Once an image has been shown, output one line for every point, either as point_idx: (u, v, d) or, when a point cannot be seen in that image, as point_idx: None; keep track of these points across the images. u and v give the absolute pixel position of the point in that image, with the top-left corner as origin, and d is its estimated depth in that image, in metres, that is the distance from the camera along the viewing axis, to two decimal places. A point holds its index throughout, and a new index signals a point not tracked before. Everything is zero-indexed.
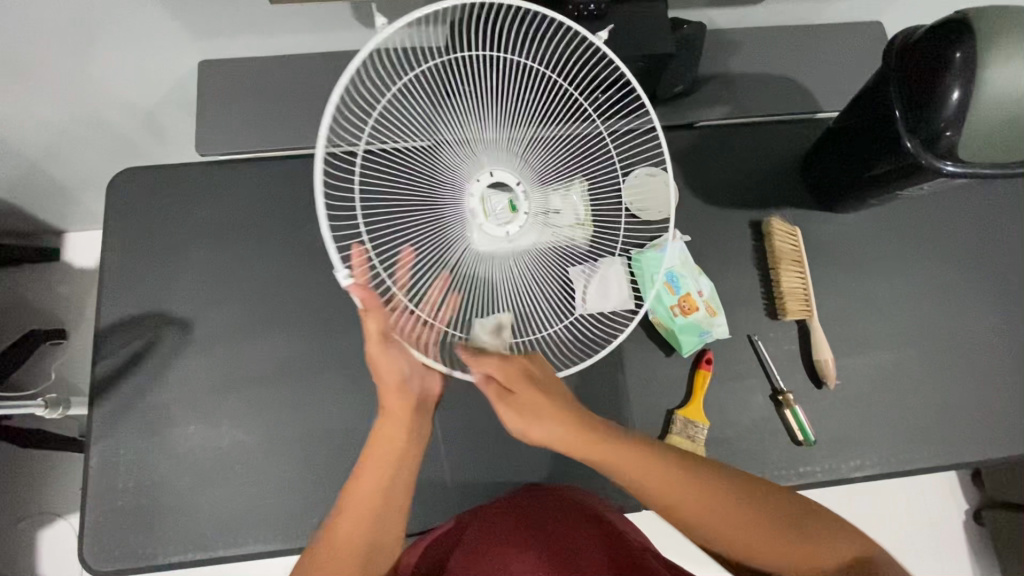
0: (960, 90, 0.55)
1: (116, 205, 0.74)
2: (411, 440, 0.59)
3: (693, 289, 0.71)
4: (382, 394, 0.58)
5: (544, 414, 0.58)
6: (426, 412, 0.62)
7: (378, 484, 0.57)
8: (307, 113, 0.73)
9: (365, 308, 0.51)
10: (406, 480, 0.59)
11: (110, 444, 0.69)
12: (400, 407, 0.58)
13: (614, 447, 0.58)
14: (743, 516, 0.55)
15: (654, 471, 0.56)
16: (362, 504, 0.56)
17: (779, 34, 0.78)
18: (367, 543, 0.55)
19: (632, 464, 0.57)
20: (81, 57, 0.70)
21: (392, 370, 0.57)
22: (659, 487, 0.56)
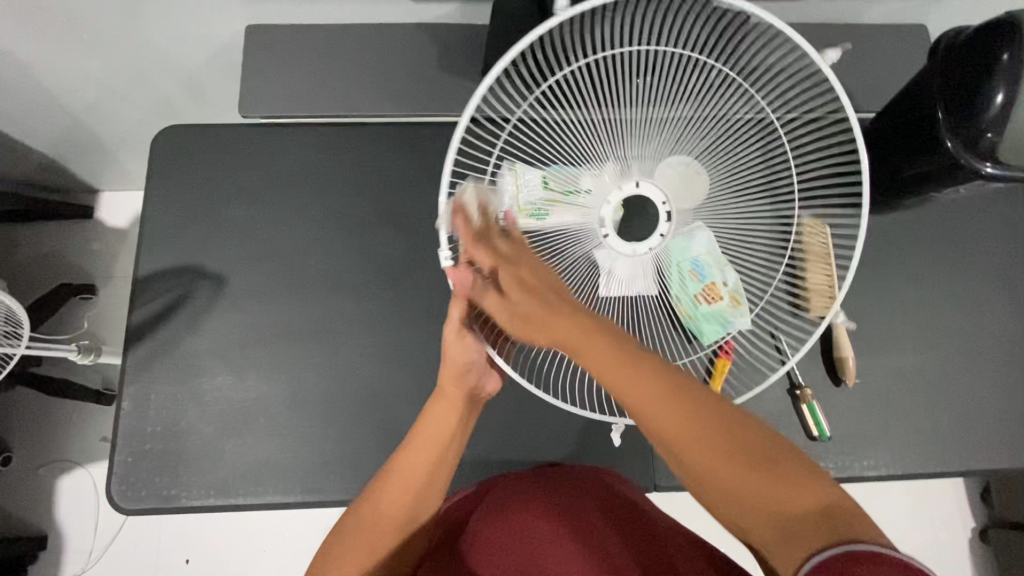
0: (1004, 92, 0.55)
1: (160, 160, 0.76)
2: (461, 423, 0.58)
3: (719, 279, 0.61)
4: (442, 377, 0.58)
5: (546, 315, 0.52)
6: (479, 405, 0.61)
7: (422, 464, 0.56)
8: (349, 81, 0.75)
9: (455, 294, 0.54)
10: (450, 464, 0.58)
11: (142, 389, 0.71)
12: (457, 394, 0.58)
13: (613, 356, 0.49)
14: (736, 467, 0.44)
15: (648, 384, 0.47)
16: (406, 481, 0.55)
17: (822, 31, 0.77)
18: (405, 518, 0.55)
19: (631, 384, 0.47)
20: (136, 14, 0.72)
21: (462, 358, 0.56)
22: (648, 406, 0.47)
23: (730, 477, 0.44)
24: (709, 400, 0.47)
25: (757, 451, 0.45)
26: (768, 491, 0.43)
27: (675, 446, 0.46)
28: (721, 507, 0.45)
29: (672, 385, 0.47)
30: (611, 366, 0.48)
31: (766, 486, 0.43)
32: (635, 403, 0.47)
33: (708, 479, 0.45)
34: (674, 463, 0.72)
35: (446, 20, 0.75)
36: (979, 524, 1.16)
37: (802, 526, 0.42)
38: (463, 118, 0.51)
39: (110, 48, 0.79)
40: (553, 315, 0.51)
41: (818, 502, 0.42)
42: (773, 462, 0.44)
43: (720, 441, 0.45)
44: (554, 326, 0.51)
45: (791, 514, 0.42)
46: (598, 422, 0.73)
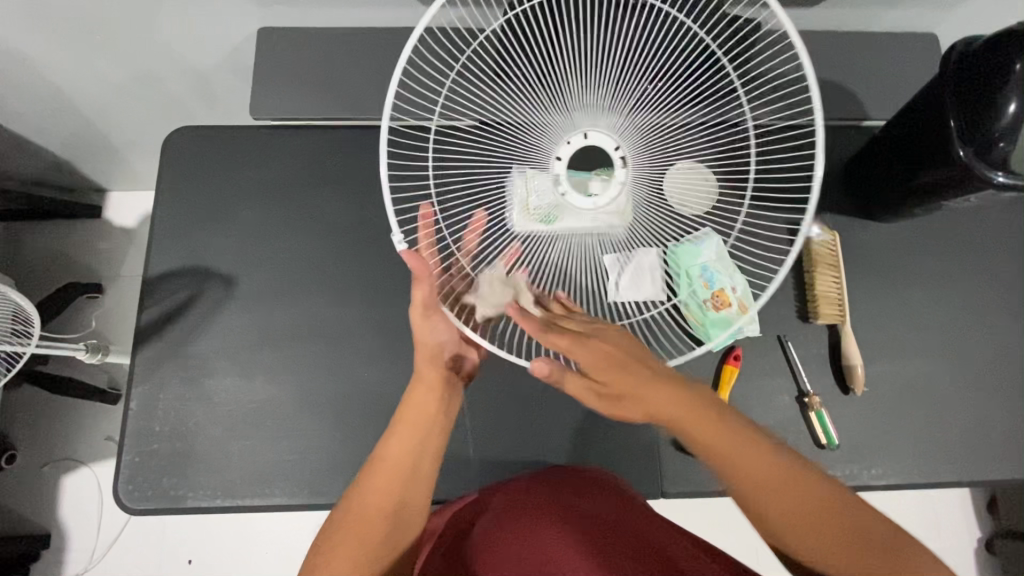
0: (1017, 102, 0.55)
1: (170, 161, 0.76)
2: (442, 408, 0.61)
3: (727, 284, 0.65)
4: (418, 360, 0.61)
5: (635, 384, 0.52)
6: (459, 392, 0.65)
7: (411, 441, 0.58)
8: (359, 84, 0.75)
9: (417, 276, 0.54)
10: (434, 446, 0.59)
11: (149, 388, 0.71)
12: (435, 373, 0.61)
13: (719, 421, 0.51)
14: (839, 533, 0.48)
15: (745, 450, 0.50)
16: (393, 466, 0.56)
17: (831, 39, 0.78)
18: (395, 502, 0.55)
19: (727, 445, 0.51)
20: (148, 16, 0.73)
21: (432, 339, 0.60)
22: (744, 466, 0.50)
23: (810, 530, 0.48)
24: (794, 461, 0.50)
25: (844, 509, 0.48)
26: (861, 555, 0.47)
27: (765, 505, 0.49)
28: (813, 559, 0.48)
29: (770, 451, 0.50)
30: (706, 433, 0.51)
31: (842, 530, 0.48)
32: (727, 466, 0.50)
33: (803, 543, 0.48)
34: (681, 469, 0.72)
35: None
36: (986, 535, 1.15)
37: None
38: (384, 117, 0.51)
39: (122, 49, 0.80)
40: (640, 382, 0.52)
41: (895, 543, 0.47)
42: (855, 517, 0.48)
43: (810, 503, 0.48)
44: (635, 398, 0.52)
45: (868, 560, 0.46)
46: (604, 427, 0.73)
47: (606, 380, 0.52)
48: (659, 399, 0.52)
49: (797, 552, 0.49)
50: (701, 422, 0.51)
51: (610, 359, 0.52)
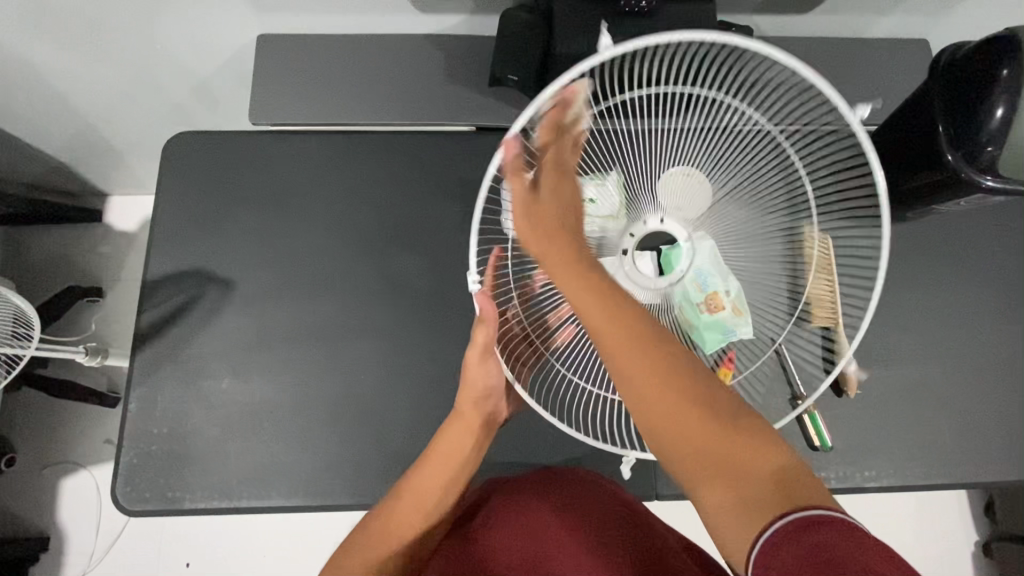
0: (1004, 107, 0.56)
1: (170, 165, 0.77)
2: (477, 444, 0.62)
3: (722, 288, 0.62)
4: (461, 398, 0.62)
5: (546, 240, 0.51)
6: (492, 432, 0.65)
7: (439, 485, 0.58)
8: (358, 90, 0.76)
9: (482, 319, 0.57)
10: (460, 487, 0.60)
11: (149, 390, 0.72)
12: (474, 415, 0.61)
13: (598, 293, 0.48)
14: (699, 420, 0.45)
15: (627, 330, 0.46)
16: (421, 496, 0.58)
17: (823, 45, 0.79)
18: (418, 538, 0.57)
19: (603, 321, 0.47)
20: (151, 22, 0.74)
21: (481, 381, 0.61)
22: (620, 348, 0.46)
23: (679, 418, 0.45)
24: (687, 364, 0.46)
25: (712, 410, 0.45)
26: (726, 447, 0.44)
27: (630, 386, 0.46)
28: (683, 467, 0.46)
29: (652, 330, 0.47)
30: (609, 327, 0.46)
31: (736, 456, 0.44)
32: (611, 353, 0.47)
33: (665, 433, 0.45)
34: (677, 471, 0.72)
35: (455, 31, 0.77)
36: (982, 538, 1.15)
37: (763, 485, 0.42)
38: (489, 173, 0.51)
39: (126, 55, 0.81)
40: (564, 263, 0.50)
41: (798, 485, 0.42)
42: (737, 431, 0.44)
43: (693, 403, 0.45)
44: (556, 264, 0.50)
45: (756, 497, 0.42)
46: None
47: (537, 219, 0.52)
48: (568, 273, 0.50)
49: (673, 462, 0.46)
50: (602, 306, 0.47)
51: (546, 214, 0.53)
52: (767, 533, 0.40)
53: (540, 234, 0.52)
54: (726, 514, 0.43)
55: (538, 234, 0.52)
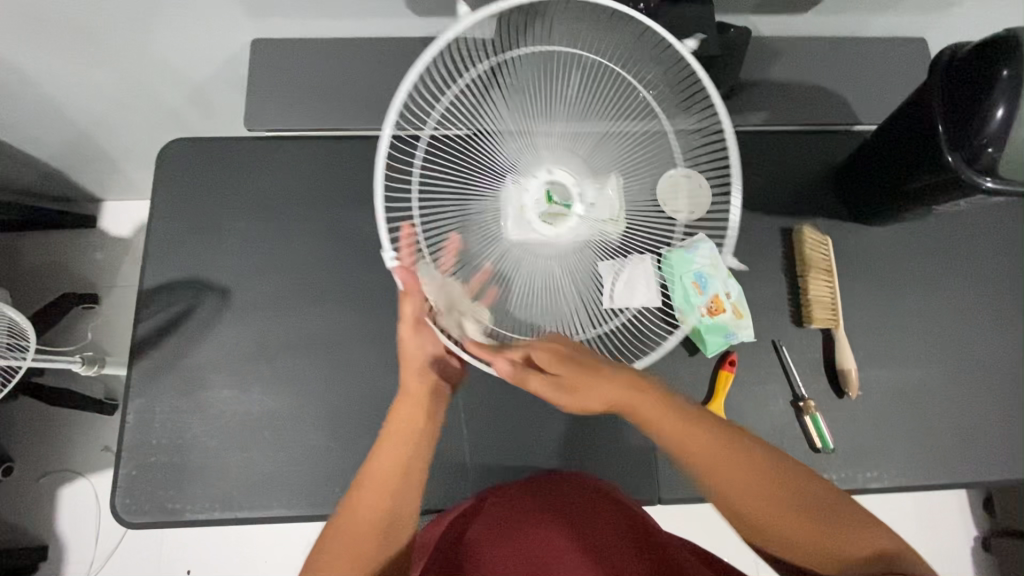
0: (1004, 108, 0.56)
1: (164, 173, 0.76)
2: (429, 415, 0.61)
3: (722, 290, 0.70)
4: (404, 372, 0.60)
5: (588, 394, 0.54)
6: (444, 399, 0.64)
7: (398, 460, 0.57)
8: (354, 95, 0.75)
9: (406, 291, 0.55)
10: (423, 460, 0.59)
11: (147, 401, 0.71)
12: (421, 385, 0.60)
13: (665, 407, 0.54)
14: (790, 508, 0.50)
15: (700, 434, 0.53)
16: (383, 477, 0.56)
17: (822, 45, 0.78)
18: (387, 517, 0.55)
19: (676, 429, 0.53)
20: (142, 29, 0.73)
21: (419, 350, 0.59)
22: (703, 453, 0.52)
23: (769, 510, 0.50)
24: (765, 456, 0.52)
25: (794, 491, 0.51)
26: (812, 530, 0.49)
27: (719, 486, 0.52)
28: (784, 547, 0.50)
29: (719, 435, 0.53)
30: (666, 421, 0.54)
31: (824, 540, 0.48)
32: (684, 452, 0.53)
33: (756, 524, 0.51)
34: (679, 476, 0.72)
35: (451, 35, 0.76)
36: (981, 533, 1.16)
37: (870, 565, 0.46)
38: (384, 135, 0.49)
39: (118, 62, 0.80)
40: (601, 382, 0.54)
41: (873, 547, 0.47)
42: (817, 509, 0.50)
43: (768, 488, 0.51)
44: (602, 391, 0.54)
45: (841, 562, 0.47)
46: (601, 433, 0.74)
47: (557, 377, 0.53)
48: (628, 395, 0.54)
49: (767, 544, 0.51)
50: (669, 417, 0.53)
51: (570, 366, 0.53)
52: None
53: (582, 380, 0.53)
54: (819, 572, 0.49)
55: (571, 392, 0.53)
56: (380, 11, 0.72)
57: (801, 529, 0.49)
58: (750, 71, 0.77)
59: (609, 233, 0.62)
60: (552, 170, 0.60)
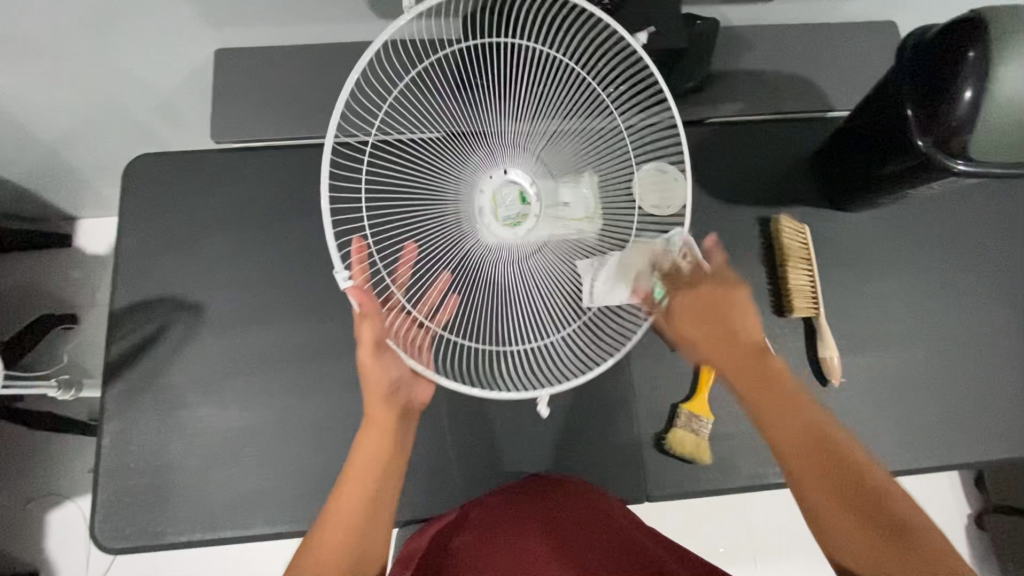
0: (972, 89, 0.55)
1: (131, 190, 0.75)
2: (395, 444, 0.60)
3: None
4: (369, 402, 0.58)
5: (720, 344, 0.60)
6: (411, 421, 0.63)
7: (361, 498, 0.56)
8: (321, 102, 0.74)
9: (362, 312, 0.53)
10: (389, 493, 0.58)
11: (123, 424, 0.70)
12: (384, 417, 0.59)
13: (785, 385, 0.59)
14: (854, 496, 0.52)
15: (798, 413, 0.56)
16: (350, 510, 0.55)
17: (792, 32, 0.78)
18: (353, 555, 0.54)
19: (769, 399, 0.58)
20: (101, 45, 0.71)
21: (381, 380, 0.58)
22: (794, 425, 0.56)
23: (829, 487, 0.53)
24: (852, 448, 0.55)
25: (870, 499, 0.52)
26: (868, 514, 0.52)
27: (792, 454, 0.55)
28: (847, 548, 0.51)
29: (826, 423, 0.56)
30: (758, 387, 0.58)
31: (884, 519, 0.51)
32: (777, 427, 0.56)
33: (811, 494, 0.54)
34: (665, 474, 0.72)
35: None
36: (974, 511, 1.17)
37: (914, 550, 0.49)
38: (328, 137, 0.49)
39: (79, 79, 0.78)
40: (732, 333, 0.59)
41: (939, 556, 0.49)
42: (897, 513, 0.51)
43: (844, 483, 0.53)
44: (724, 350, 0.60)
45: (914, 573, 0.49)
46: (586, 433, 0.73)
47: (709, 329, 0.60)
48: (747, 367, 0.59)
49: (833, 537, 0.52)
50: (765, 382, 0.58)
51: (732, 319, 0.59)
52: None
53: (710, 324, 0.60)
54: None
55: (704, 330, 0.60)
56: (342, 15, 0.71)
57: (888, 541, 0.50)
58: (720, 62, 0.77)
59: (587, 230, 0.62)
60: (507, 169, 0.61)
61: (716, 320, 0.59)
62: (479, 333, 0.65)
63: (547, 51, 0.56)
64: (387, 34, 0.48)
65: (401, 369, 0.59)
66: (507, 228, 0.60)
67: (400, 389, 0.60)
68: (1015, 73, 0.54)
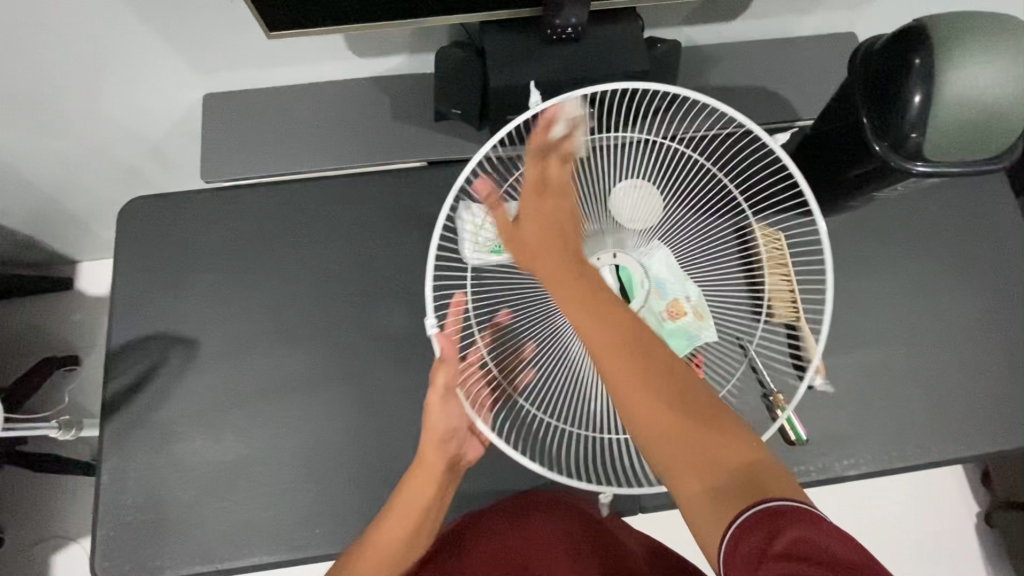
0: (920, 93, 0.57)
1: (125, 232, 0.78)
2: (437, 494, 0.60)
3: (681, 294, 0.67)
4: (422, 444, 0.60)
5: (546, 253, 0.57)
6: (455, 476, 0.63)
7: (403, 532, 0.56)
8: (304, 136, 0.77)
9: (441, 358, 0.58)
10: (427, 533, 0.58)
11: (121, 459, 0.71)
12: (435, 466, 0.60)
13: (617, 328, 0.50)
14: (661, 406, 0.48)
15: (616, 336, 0.50)
16: (385, 551, 0.55)
17: (754, 47, 0.82)
18: None
19: (605, 343, 0.50)
20: (95, 93, 0.75)
21: (442, 425, 0.60)
22: (600, 336, 0.50)
23: (642, 399, 0.48)
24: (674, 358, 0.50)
25: (686, 401, 0.48)
26: (677, 425, 0.47)
27: (608, 374, 0.49)
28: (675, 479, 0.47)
29: (656, 354, 0.49)
30: (585, 309, 0.52)
31: (694, 430, 0.47)
32: (601, 360, 0.50)
33: (634, 422, 0.48)
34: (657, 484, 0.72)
35: (397, 72, 0.79)
36: (983, 509, 1.15)
37: (723, 475, 0.45)
38: (453, 191, 0.57)
39: (76, 129, 0.82)
40: (561, 253, 0.56)
41: (745, 460, 0.46)
42: (713, 417, 0.47)
43: (665, 391, 0.48)
44: (560, 283, 0.55)
45: (713, 479, 0.45)
46: None
47: (545, 236, 0.57)
48: (582, 293, 0.53)
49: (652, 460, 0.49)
50: (587, 303, 0.52)
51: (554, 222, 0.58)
52: (739, 522, 0.42)
53: (540, 224, 0.58)
54: (700, 501, 0.46)
55: (540, 227, 0.58)
56: (324, 56, 0.75)
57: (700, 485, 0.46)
58: (686, 80, 0.80)
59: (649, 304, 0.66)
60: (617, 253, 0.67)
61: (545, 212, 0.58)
62: (564, 410, 0.68)
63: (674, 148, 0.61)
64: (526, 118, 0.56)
65: (461, 421, 0.61)
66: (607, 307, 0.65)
67: (453, 440, 0.62)
68: (961, 73, 0.55)
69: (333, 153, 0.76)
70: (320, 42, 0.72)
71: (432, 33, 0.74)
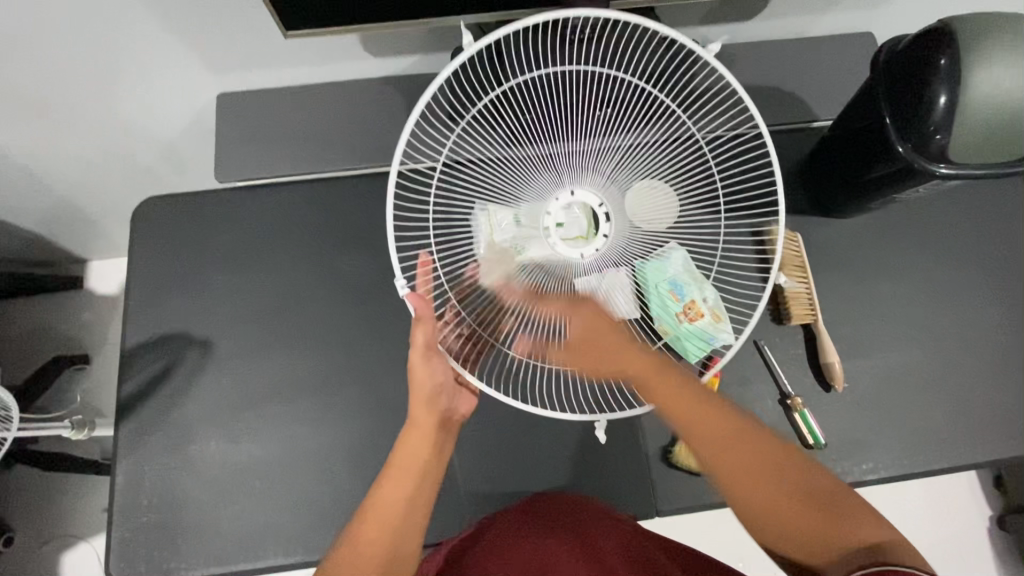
0: (946, 94, 0.56)
1: (139, 233, 0.77)
2: (434, 454, 0.59)
3: (698, 296, 0.66)
4: (413, 403, 0.59)
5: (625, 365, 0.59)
6: (450, 432, 0.63)
7: (402, 491, 0.56)
8: (318, 136, 0.77)
9: (417, 317, 0.55)
10: (427, 493, 0.58)
11: (136, 460, 0.71)
12: (427, 423, 0.59)
13: (728, 424, 0.57)
14: (779, 489, 0.54)
15: (734, 438, 0.57)
16: (388, 514, 0.55)
17: (771, 47, 0.81)
18: (386, 553, 0.54)
19: (727, 446, 0.56)
20: (109, 93, 0.75)
21: (428, 383, 0.58)
22: (714, 438, 0.57)
23: (752, 484, 0.55)
24: (769, 440, 0.57)
25: (789, 482, 0.55)
26: (799, 506, 0.54)
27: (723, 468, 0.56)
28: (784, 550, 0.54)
29: (777, 449, 0.56)
30: (699, 418, 0.58)
31: (815, 513, 0.53)
32: (714, 460, 0.56)
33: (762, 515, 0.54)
34: (674, 488, 0.72)
35: (412, 71, 0.79)
36: (996, 513, 1.14)
37: (856, 552, 0.50)
38: (394, 162, 0.53)
39: (89, 129, 0.82)
40: (634, 354, 0.59)
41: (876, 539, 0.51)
42: (816, 495, 0.54)
43: (762, 479, 0.55)
44: (667, 400, 0.58)
45: (831, 552, 0.51)
46: (592, 450, 0.73)
47: (593, 360, 0.61)
48: (687, 404, 0.58)
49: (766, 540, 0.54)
50: (699, 407, 0.57)
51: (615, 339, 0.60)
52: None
53: (589, 354, 0.61)
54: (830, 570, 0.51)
55: (593, 355, 0.61)
56: (339, 55, 0.74)
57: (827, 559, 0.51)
58: None
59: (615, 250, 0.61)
60: (575, 191, 0.61)
61: (603, 346, 0.60)
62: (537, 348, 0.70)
63: (614, 75, 0.57)
64: (451, 67, 0.51)
65: (446, 374, 0.60)
66: (574, 252, 0.60)
67: (442, 395, 0.60)
68: (987, 75, 0.54)
69: (348, 154, 0.76)
70: (337, 43, 0.72)
71: (448, 33, 0.73)
